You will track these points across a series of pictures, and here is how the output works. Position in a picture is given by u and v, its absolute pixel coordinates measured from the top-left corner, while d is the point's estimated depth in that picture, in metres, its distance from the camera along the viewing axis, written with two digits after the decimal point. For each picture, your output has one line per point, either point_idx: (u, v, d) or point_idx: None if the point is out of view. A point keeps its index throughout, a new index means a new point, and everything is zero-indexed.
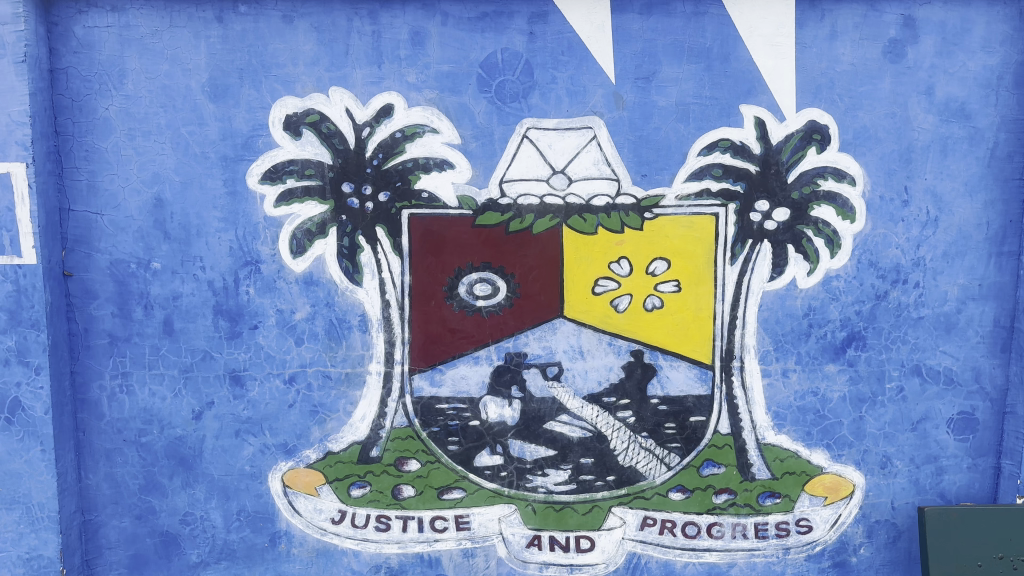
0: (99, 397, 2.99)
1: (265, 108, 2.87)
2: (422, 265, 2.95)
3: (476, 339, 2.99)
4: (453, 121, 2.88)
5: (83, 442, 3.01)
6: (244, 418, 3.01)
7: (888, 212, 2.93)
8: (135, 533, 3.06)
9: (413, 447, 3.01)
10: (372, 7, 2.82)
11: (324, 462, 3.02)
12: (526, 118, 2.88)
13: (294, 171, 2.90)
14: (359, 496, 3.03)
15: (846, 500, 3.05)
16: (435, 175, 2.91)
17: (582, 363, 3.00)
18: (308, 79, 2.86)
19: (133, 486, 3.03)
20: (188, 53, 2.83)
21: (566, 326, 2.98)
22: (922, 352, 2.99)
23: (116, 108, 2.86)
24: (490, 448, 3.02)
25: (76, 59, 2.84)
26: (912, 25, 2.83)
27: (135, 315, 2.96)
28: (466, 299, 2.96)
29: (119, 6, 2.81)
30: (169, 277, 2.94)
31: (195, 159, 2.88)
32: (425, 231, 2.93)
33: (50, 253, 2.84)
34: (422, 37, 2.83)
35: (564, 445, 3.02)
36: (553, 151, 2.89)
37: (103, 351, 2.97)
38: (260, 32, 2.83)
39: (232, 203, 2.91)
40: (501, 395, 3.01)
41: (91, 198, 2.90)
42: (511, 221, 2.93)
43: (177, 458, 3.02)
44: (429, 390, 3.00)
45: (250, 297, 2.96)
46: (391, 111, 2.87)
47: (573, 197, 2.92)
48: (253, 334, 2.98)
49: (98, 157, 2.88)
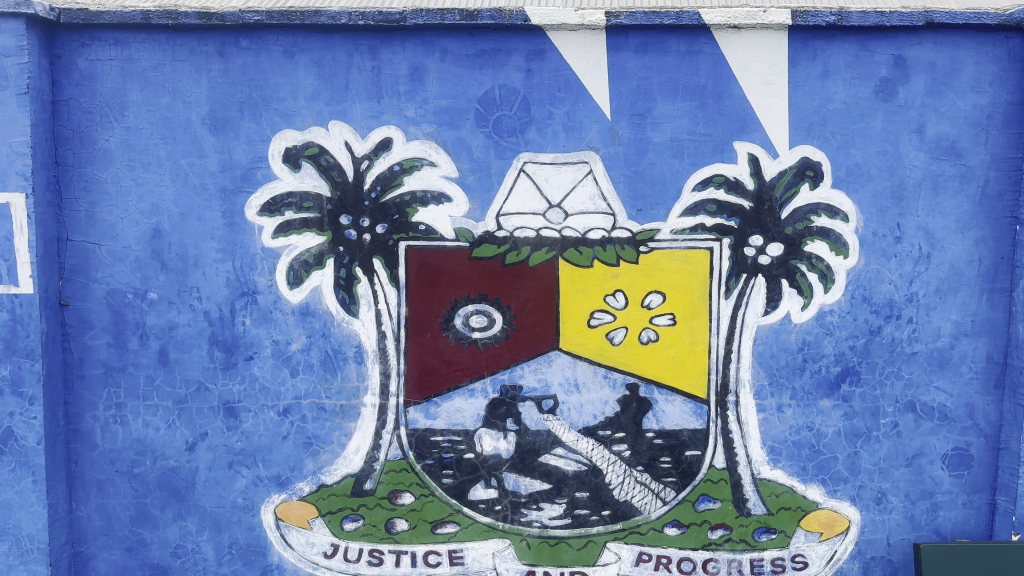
0: (92, 428, 2.98)
1: (265, 141, 2.90)
2: (418, 297, 2.96)
3: (471, 371, 2.99)
4: (450, 154, 2.91)
5: (75, 473, 2.99)
6: (237, 449, 2.99)
7: (880, 248, 2.95)
8: (126, 565, 3.03)
9: (407, 480, 3.00)
10: (372, 43, 2.86)
11: (317, 494, 3.00)
12: (522, 153, 2.91)
13: (292, 204, 2.93)
14: (352, 529, 3.01)
15: (842, 536, 3.03)
16: (432, 208, 2.93)
17: (578, 396, 3.00)
18: (308, 113, 2.89)
19: (125, 518, 3.01)
20: (190, 87, 2.87)
21: (562, 359, 2.98)
22: (916, 387, 3.00)
23: (117, 139, 2.89)
24: (485, 481, 3.00)
25: (78, 91, 2.87)
26: (902, 65, 2.88)
27: (131, 345, 2.96)
28: (461, 331, 2.97)
29: (122, 39, 2.86)
30: (165, 307, 2.95)
31: (194, 191, 2.91)
32: (422, 263, 2.95)
33: (47, 283, 2.85)
34: (421, 73, 2.88)
35: (559, 479, 3.00)
36: (549, 185, 2.92)
37: (97, 381, 2.97)
38: (261, 66, 2.87)
39: (230, 234, 2.93)
40: (496, 428, 3.00)
41: (90, 228, 2.92)
42: (507, 253, 2.95)
43: (170, 490, 3.00)
44: (423, 422, 2.99)
45: (246, 328, 2.96)
46: (390, 145, 2.91)
47: (569, 230, 2.94)
48: (249, 364, 2.97)
49: (98, 188, 2.91)
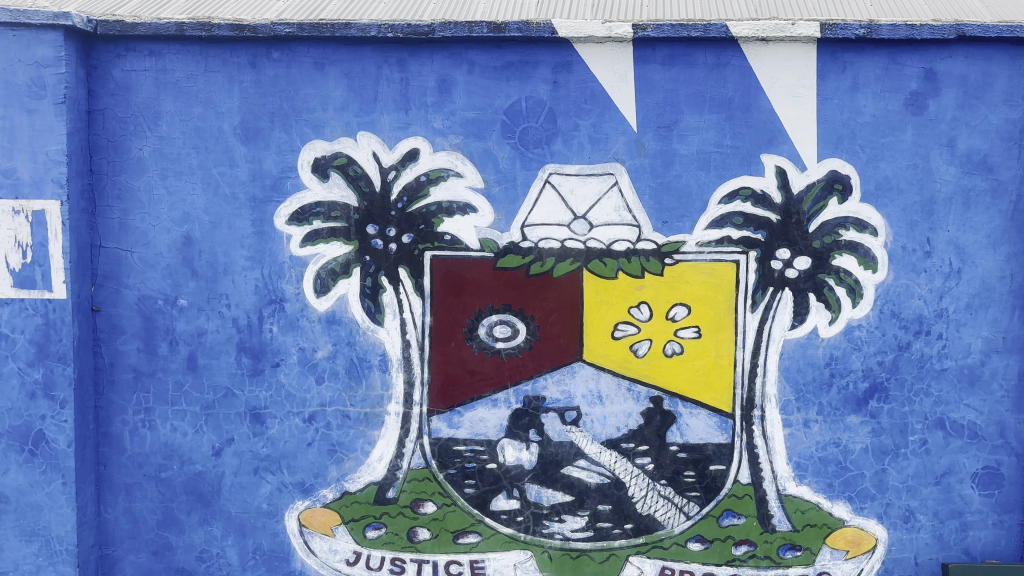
0: (121, 432, 3.02)
1: (295, 151, 2.94)
2: (443, 306, 2.98)
3: (494, 381, 2.99)
4: (476, 165, 2.93)
5: (104, 476, 3.03)
6: (263, 455, 3.02)
7: (910, 262, 2.92)
8: (151, 568, 3.06)
9: (429, 489, 3.01)
10: (401, 55, 2.90)
11: (340, 502, 3.02)
12: (549, 164, 2.92)
13: (320, 213, 2.96)
14: (374, 537, 3.02)
15: (869, 554, 2.99)
16: (458, 218, 2.95)
17: (601, 408, 2.99)
18: (337, 123, 2.93)
19: (151, 521, 3.05)
20: (222, 98, 2.92)
21: (585, 370, 2.98)
22: (945, 405, 2.95)
23: (150, 148, 2.95)
24: (507, 491, 3.00)
25: (113, 100, 2.94)
26: (933, 78, 2.85)
27: (161, 351, 3.00)
28: (486, 341, 2.98)
29: (157, 51, 2.92)
30: (195, 313, 2.99)
31: (225, 200, 2.95)
32: (447, 273, 2.97)
33: (79, 288, 2.90)
34: (449, 85, 2.90)
35: (581, 491, 2.99)
36: (575, 197, 2.93)
37: (127, 385, 3.01)
38: (291, 78, 2.91)
39: (259, 242, 2.96)
40: (519, 438, 2.99)
41: (122, 235, 2.97)
42: (532, 264, 2.95)
43: (196, 494, 3.03)
44: (446, 431, 3.00)
45: (273, 335, 2.99)
46: (417, 156, 2.93)
47: (594, 242, 2.94)
48: (276, 371, 3.00)
49: (131, 196, 2.96)
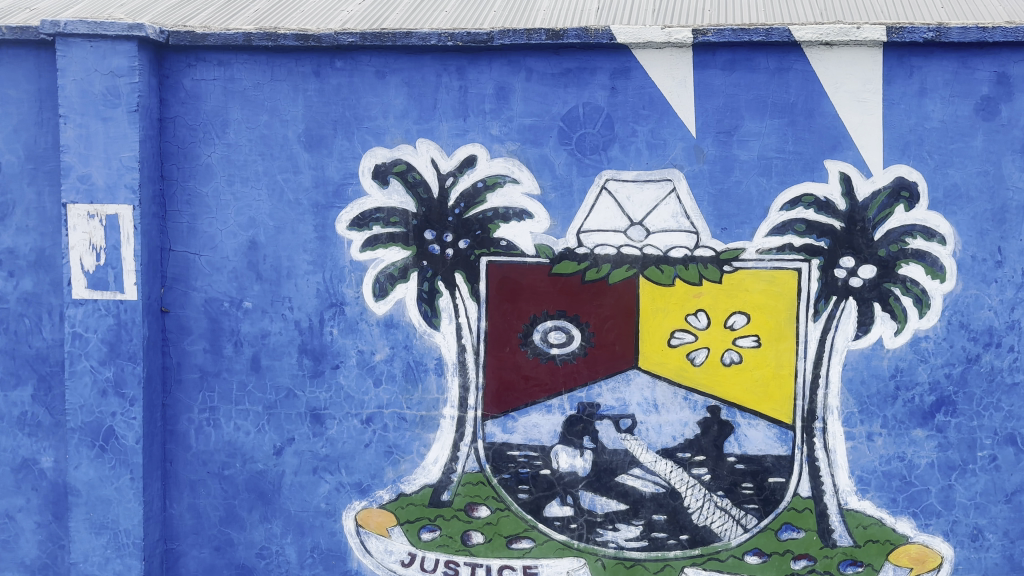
0: (187, 429, 3.12)
1: (356, 158, 3.00)
2: (498, 311, 2.99)
3: (549, 387, 2.99)
4: (534, 171, 2.94)
5: (170, 472, 3.13)
6: (322, 455, 3.08)
7: (980, 272, 2.82)
8: (213, 564, 3.15)
9: (483, 493, 3.02)
10: (461, 63, 2.93)
11: (396, 503, 3.06)
12: (606, 170, 2.92)
13: (380, 219, 3.01)
14: (429, 539, 3.05)
15: (934, 572, 2.89)
16: (514, 224, 2.97)
17: (657, 416, 2.96)
18: (397, 131, 2.98)
19: (214, 518, 3.13)
20: (287, 106, 3.00)
21: (641, 378, 2.96)
22: (1017, 421, 2.84)
23: (218, 155, 3.04)
24: (561, 498, 3.00)
25: (183, 109, 3.04)
26: (1006, 82, 2.76)
27: (226, 351, 3.09)
28: (540, 346, 2.99)
29: (225, 60, 3.01)
30: (258, 316, 3.07)
31: (289, 205, 3.03)
32: (502, 278, 2.99)
33: (149, 290, 3.01)
34: (507, 92, 2.93)
35: (636, 500, 2.97)
36: (632, 203, 2.92)
37: (193, 385, 3.11)
38: (354, 86, 2.97)
39: (321, 247, 3.03)
40: (573, 445, 2.99)
41: (191, 239, 3.07)
42: (588, 270, 2.95)
43: (257, 492, 3.11)
44: (501, 436, 3.01)
45: (333, 338, 3.05)
46: (475, 162, 2.96)
47: (651, 248, 2.92)
48: (335, 373, 3.06)
49: (199, 202, 3.06)
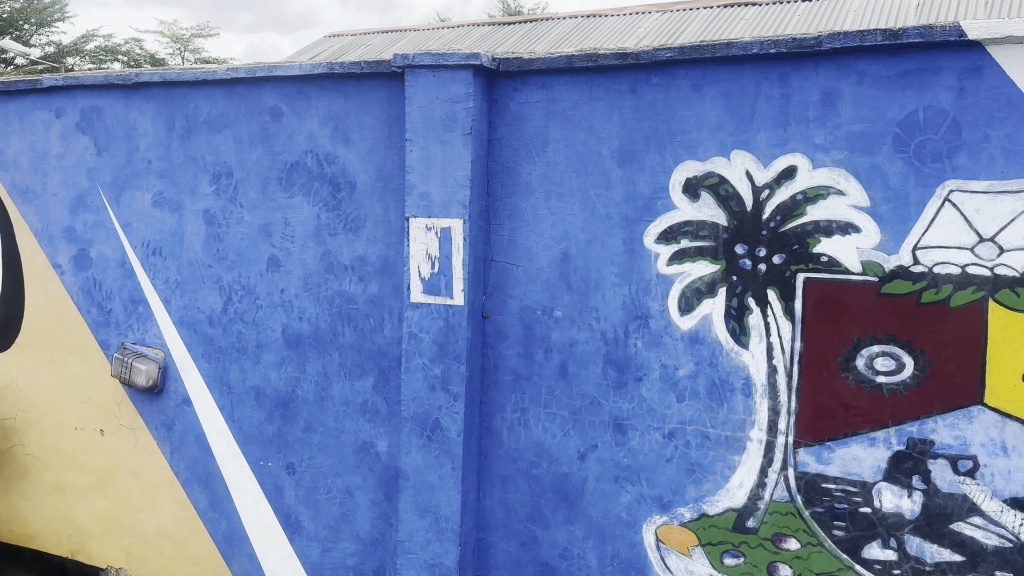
0: (500, 427, 3.35)
1: (668, 172, 3.00)
2: (816, 332, 2.80)
3: (873, 419, 2.74)
4: (861, 181, 2.72)
5: (484, 466, 3.38)
6: (623, 465, 3.12)
7: None
8: (519, 558, 3.34)
9: (793, 525, 2.85)
10: (782, 71, 2.81)
11: (697, 523, 3.00)
12: (949, 179, 2.60)
13: (689, 232, 2.98)
14: (732, 565, 2.95)
15: None
16: (837, 239, 2.76)
17: (1007, 461, 2.57)
18: (711, 143, 2.93)
19: (522, 514, 3.32)
20: (603, 123, 3.10)
21: (987, 416, 2.58)
22: None
23: (538, 172, 3.23)
24: (883, 540, 2.72)
25: (509, 130, 3.28)
26: None
27: (537, 357, 3.27)
28: (863, 373, 2.74)
29: (548, 83, 3.19)
30: (568, 324, 3.20)
31: (601, 219, 3.12)
32: (821, 297, 2.78)
33: (474, 296, 3.28)
34: (834, 98, 2.74)
35: (977, 553, 2.61)
36: (982, 216, 2.57)
37: (508, 386, 3.33)
38: (669, 101, 2.98)
39: (629, 260, 3.08)
40: (899, 483, 2.69)
41: (510, 250, 3.30)
42: (924, 290, 2.65)
43: (561, 494, 3.24)
44: (814, 466, 2.81)
45: (638, 350, 3.08)
46: (794, 172, 2.81)
47: (1005, 267, 2.55)
48: (639, 385, 3.09)
49: (519, 216, 3.28)
